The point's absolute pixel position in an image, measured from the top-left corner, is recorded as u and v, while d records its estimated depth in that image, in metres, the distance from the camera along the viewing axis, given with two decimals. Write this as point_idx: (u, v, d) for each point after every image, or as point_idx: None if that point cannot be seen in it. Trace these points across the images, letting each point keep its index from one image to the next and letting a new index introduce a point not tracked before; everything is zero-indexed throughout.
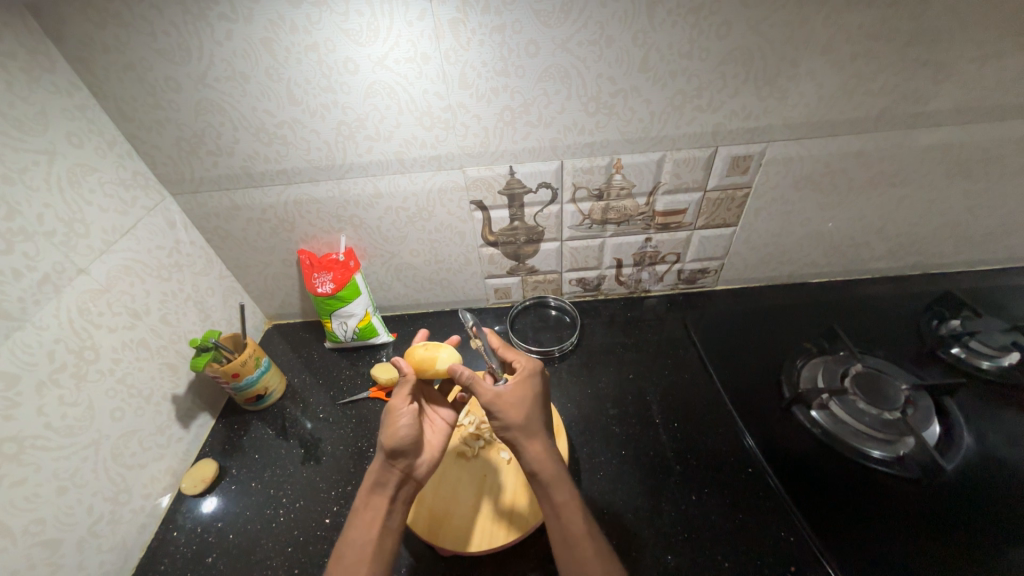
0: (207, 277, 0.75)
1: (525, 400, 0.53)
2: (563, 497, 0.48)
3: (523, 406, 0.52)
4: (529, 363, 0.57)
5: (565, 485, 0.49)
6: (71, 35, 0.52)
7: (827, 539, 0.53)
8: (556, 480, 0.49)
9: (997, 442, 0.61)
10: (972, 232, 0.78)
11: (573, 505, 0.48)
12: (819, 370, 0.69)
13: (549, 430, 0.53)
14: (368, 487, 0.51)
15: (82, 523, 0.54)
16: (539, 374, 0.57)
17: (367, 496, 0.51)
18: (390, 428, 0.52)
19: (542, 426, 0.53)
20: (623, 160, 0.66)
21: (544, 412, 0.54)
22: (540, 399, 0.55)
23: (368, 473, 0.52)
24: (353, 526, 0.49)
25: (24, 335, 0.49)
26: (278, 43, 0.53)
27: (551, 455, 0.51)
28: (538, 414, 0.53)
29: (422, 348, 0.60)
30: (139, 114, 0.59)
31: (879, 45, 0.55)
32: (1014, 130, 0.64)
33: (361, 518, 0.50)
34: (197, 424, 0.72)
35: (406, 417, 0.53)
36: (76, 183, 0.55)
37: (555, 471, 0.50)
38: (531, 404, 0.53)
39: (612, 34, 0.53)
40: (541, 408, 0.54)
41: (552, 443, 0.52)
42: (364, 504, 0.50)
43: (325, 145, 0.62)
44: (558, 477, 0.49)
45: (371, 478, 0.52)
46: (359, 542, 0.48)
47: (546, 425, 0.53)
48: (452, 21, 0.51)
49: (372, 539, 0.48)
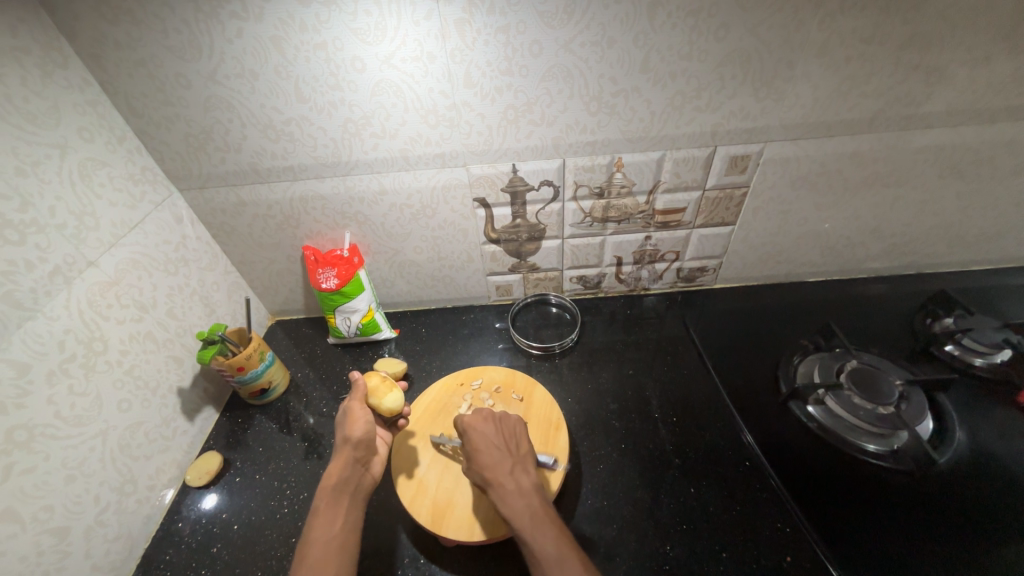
0: (213, 272, 0.76)
1: (471, 456, 0.53)
2: (519, 534, 0.46)
3: (473, 456, 0.53)
4: (465, 417, 0.57)
5: (522, 521, 0.47)
6: (85, 32, 0.53)
7: (822, 530, 0.55)
8: (512, 519, 0.47)
9: (989, 438, 0.62)
10: (965, 232, 0.80)
11: (530, 534, 0.46)
12: (815, 366, 0.70)
13: (501, 466, 0.51)
14: (328, 483, 0.53)
15: (90, 512, 0.55)
16: (472, 428, 0.56)
17: (329, 492, 0.53)
18: (350, 423, 0.58)
19: (492, 466, 0.51)
20: (624, 159, 0.67)
21: (493, 452, 0.53)
22: (486, 446, 0.54)
23: (327, 476, 0.54)
24: (314, 522, 0.50)
25: (35, 325, 0.50)
26: (287, 42, 0.54)
27: (506, 492, 0.49)
28: (488, 459, 0.52)
29: (380, 376, 0.63)
30: (150, 110, 0.60)
31: (872, 49, 0.56)
32: (1004, 133, 0.66)
33: (321, 514, 0.51)
34: (201, 417, 0.73)
35: (363, 413, 0.59)
36: (87, 177, 0.56)
37: (512, 507, 0.48)
38: (477, 455, 0.53)
39: (614, 35, 0.55)
40: (490, 450, 0.53)
41: (507, 478, 0.50)
42: (325, 501, 0.52)
43: (332, 142, 0.63)
44: (515, 512, 0.47)
45: (331, 476, 0.54)
46: (320, 534, 0.49)
47: (499, 462, 0.52)
48: (458, 22, 0.53)
49: (338, 530, 0.50)
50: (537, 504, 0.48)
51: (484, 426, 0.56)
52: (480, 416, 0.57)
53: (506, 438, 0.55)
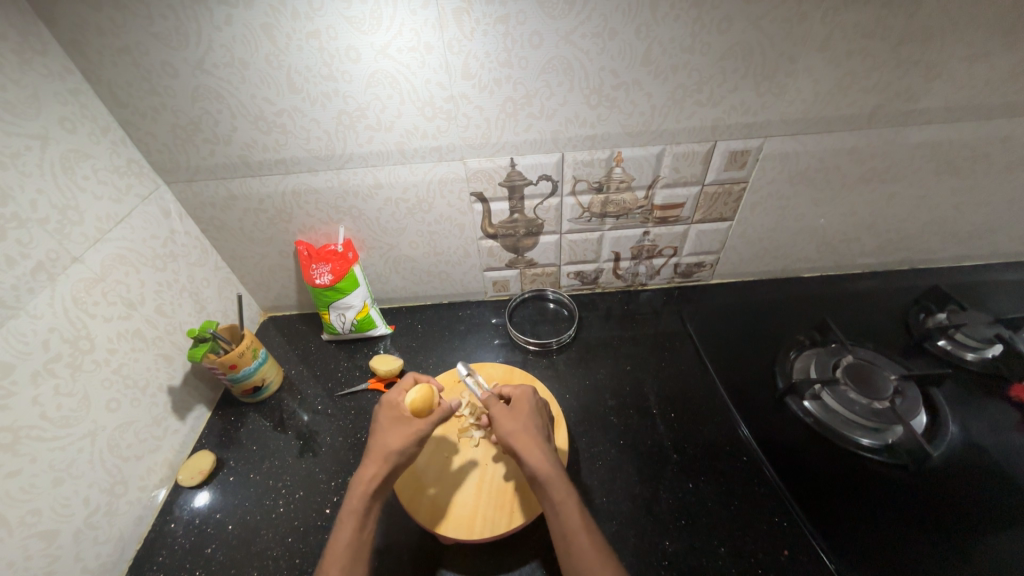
0: (202, 268, 0.74)
1: (521, 415, 0.55)
2: (561, 496, 0.48)
3: (519, 417, 0.55)
4: (522, 386, 0.60)
5: (564, 485, 0.49)
6: (64, 17, 0.51)
7: (820, 524, 0.55)
8: (554, 482, 0.49)
9: (980, 432, 0.63)
10: (958, 228, 0.80)
11: (573, 502, 0.48)
12: (811, 361, 0.71)
13: (546, 436, 0.54)
14: (362, 490, 0.50)
15: (79, 515, 0.54)
16: (530, 396, 0.59)
17: (360, 500, 0.49)
18: (396, 434, 0.53)
19: (538, 433, 0.53)
20: (623, 154, 0.66)
21: (540, 423, 0.55)
22: (535, 413, 0.56)
23: (360, 480, 0.51)
24: (343, 531, 0.48)
25: (18, 323, 0.48)
26: (279, 30, 0.52)
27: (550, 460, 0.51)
28: (535, 424, 0.55)
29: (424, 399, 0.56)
30: (135, 100, 0.58)
31: (874, 44, 0.56)
32: (1000, 130, 0.66)
33: (350, 521, 0.49)
34: (192, 416, 0.72)
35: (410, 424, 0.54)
36: (70, 170, 0.54)
37: (553, 472, 0.50)
38: (527, 417, 0.55)
39: (615, 27, 0.53)
40: (538, 420, 0.56)
41: (550, 448, 0.52)
42: (356, 511, 0.49)
43: (326, 135, 0.62)
44: (556, 478, 0.49)
45: (364, 482, 0.50)
46: (348, 545, 0.47)
47: (544, 434, 0.54)
48: (456, 11, 0.51)
49: (364, 543, 0.48)
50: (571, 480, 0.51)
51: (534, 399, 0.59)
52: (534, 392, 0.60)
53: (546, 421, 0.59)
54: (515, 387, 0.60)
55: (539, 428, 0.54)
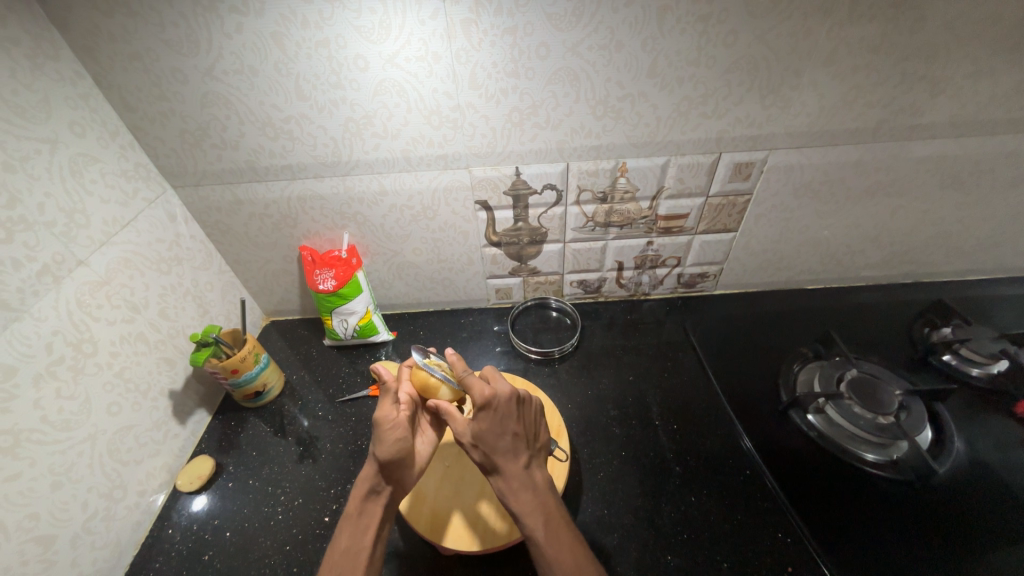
0: (207, 271, 0.74)
1: (484, 434, 0.50)
2: (529, 532, 0.46)
3: (479, 441, 0.50)
4: (480, 396, 0.51)
5: (533, 517, 0.47)
6: (77, 23, 0.51)
7: (824, 541, 0.54)
8: (519, 514, 0.47)
9: (986, 448, 0.62)
10: (963, 243, 0.80)
11: (542, 535, 0.46)
12: (815, 374, 0.70)
13: (515, 455, 0.50)
14: (360, 492, 0.51)
15: (76, 519, 0.53)
16: (495, 403, 0.51)
17: (358, 503, 0.50)
18: (381, 439, 0.51)
19: (506, 455, 0.50)
20: (628, 164, 0.66)
21: (509, 438, 0.50)
22: (501, 427, 0.51)
23: (358, 482, 0.52)
24: (342, 533, 0.49)
25: (22, 326, 0.48)
26: (289, 39, 0.52)
27: (515, 488, 0.48)
28: (500, 444, 0.50)
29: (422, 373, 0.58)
30: (144, 105, 0.58)
31: (878, 59, 0.56)
32: (1005, 145, 0.66)
33: (351, 526, 0.49)
34: (193, 420, 0.71)
35: (397, 430, 0.52)
36: (78, 174, 0.55)
37: (522, 502, 0.48)
38: (491, 438, 0.50)
39: (622, 39, 0.54)
40: (505, 435, 0.51)
41: (519, 472, 0.49)
42: (354, 512, 0.50)
43: (332, 142, 0.62)
44: (525, 510, 0.47)
45: (363, 485, 0.51)
46: (345, 550, 0.47)
47: (513, 452, 0.50)
48: (464, 22, 0.52)
49: (364, 546, 0.48)
50: (548, 502, 0.48)
51: (502, 404, 0.51)
52: (501, 391, 0.52)
53: (523, 421, 0.53)
54: (472, 391, 0.52)
55: (506, 447, 0.50)
